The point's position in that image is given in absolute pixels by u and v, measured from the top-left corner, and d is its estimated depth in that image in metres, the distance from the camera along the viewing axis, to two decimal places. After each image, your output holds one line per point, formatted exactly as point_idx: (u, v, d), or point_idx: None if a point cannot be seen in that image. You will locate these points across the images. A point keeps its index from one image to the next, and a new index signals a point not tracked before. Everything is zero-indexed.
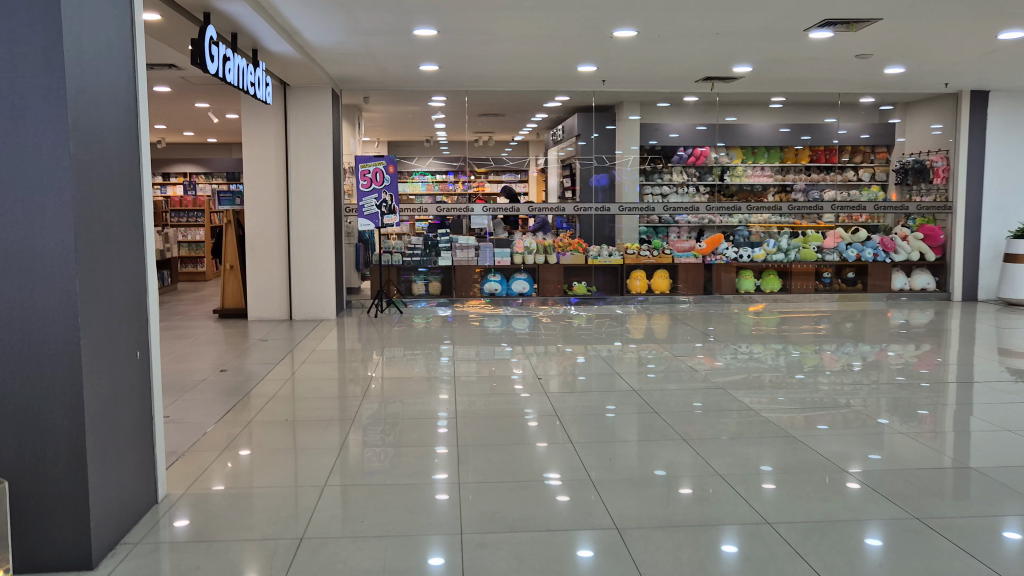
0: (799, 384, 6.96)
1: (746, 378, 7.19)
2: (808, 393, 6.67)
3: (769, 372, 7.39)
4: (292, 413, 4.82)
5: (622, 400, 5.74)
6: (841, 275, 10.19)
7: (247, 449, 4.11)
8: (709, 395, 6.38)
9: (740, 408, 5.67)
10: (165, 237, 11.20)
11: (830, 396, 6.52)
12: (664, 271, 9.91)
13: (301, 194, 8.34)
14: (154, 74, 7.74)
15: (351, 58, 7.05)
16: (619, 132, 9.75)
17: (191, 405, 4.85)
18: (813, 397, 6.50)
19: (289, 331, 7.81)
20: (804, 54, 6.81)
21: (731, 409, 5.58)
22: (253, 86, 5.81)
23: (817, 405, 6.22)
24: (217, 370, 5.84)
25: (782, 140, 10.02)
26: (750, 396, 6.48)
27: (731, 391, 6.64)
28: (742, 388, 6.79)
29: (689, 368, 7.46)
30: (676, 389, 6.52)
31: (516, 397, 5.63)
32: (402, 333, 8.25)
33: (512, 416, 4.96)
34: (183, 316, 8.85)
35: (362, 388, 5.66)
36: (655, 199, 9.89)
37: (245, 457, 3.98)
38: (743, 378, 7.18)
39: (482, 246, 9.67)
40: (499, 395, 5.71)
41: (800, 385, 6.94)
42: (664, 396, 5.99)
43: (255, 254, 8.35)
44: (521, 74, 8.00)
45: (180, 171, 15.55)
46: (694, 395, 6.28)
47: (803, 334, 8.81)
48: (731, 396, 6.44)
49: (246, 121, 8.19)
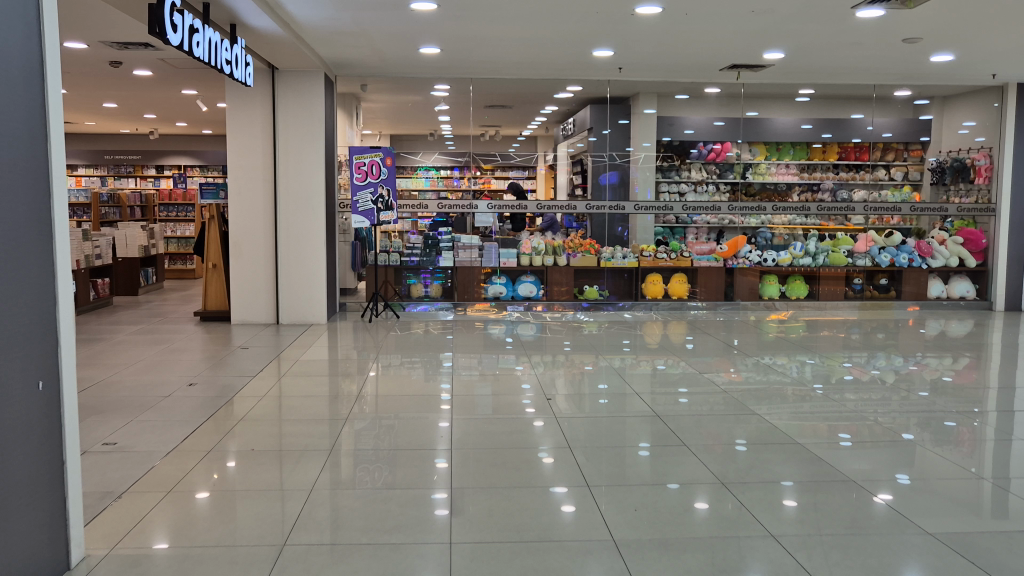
0: (831, 399, 6.31)
1: (765, 391, 6.52)
2: (838, 408, 6.01)
3: (791, 385, 6.73)
4: (254, 437, 4.14)
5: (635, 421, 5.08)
6: (873, 281, 9.50)
7: (214, 474, 3.58)
8: (728, 412, 5.70)
9: (773, 431, 4.99)
10: (151, 232, 10.50)
11: (868, 413, 5.87)
12: (682, 275, 9.31)
13: (290, 187, 7.70)
14: (131, 56, 7.10)
15: (343, 37, 6.42)
16: (633, 126, 9.08)
17: (151, 425, 4.21)
18: (846, 414, 5.80)
19: (276, 336, 7.18)
20: (845, 37, 6.15)
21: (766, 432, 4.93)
22: (228, 65, 5.18)
23: (846, 424, 5.49)
24: (187, 382, 5.20)
25: (802, 137, 9.34)
26: (780, 412, 5.81)
27: (751, 406, 5.96)
28: (762, 403, 6.11)
29: (710, 381, 6.80)
30: (699, 406, 5.87)
31: (518, 417, 4.98)
32: (398, 340, 7.60)
33: (513, 443, 4.30)
34: (163, 318, 8.21)
35: (348, 402, 5.02)
36: (671, 197, 9.22)
37: (212, 484, 3.45)
38: (766, 392, 6.50)
39: (486, 246, 9.06)
40: (498, 414, 5.04)
41: (825, 399, 6.30)
42: (689, 416, 5.34)
43: (239, 252, 7.73)
44: (530, 59, 7.35)
45: (174, 163, 14.98)
46: (716, 413, 5.60)
47: (831, 344, 8.14)
48: (749, 411, 5.78)
49: (232, 109, 7.57)
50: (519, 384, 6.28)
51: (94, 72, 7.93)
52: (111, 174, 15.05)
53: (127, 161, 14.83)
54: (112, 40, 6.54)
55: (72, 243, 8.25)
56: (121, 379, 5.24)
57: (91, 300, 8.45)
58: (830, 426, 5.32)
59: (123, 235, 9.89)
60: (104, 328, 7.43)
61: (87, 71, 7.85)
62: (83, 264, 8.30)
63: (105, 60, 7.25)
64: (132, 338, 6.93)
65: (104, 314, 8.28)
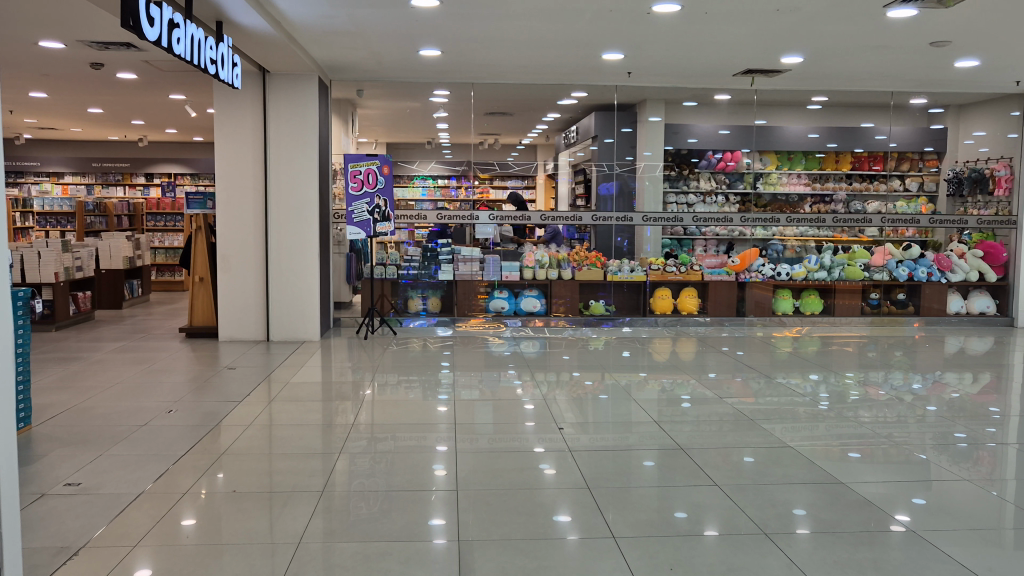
0: (851, 419, 5.93)
1: (778, 411, 6.14)
2: (859, 429, 5.63)
3: (802, 405, 6.34)
4: (235, 477, 3.72)
5: (647, 450, 4.68)
6: (891, 296, 9.16)
7: (198, 508, 3.33)
8: (741, 434, 5.31)
9: (799, 461, 4.61)
10: (136, 243, 10.08)
11: (895, 434, 5.49)
12: (692, 290, 8.95)
13: (281, 197, 7.32)
14: (113, 57, 6.72)
15: (338, 38, 6.06)
16: (638, 133, 8.70)
17: (122, 462, 3.80)
18: (870, 437, 5.41)
19: (265, 355, 6.78)
20: (869, 38, 5.81)
21: (792, 461, 4.57)
22: (212, 64, 4.80)
23: (873, 447, 5.09)
24: (165, 408, 4.79)
25: (810, 146, 8.99)
26: (801, 434, 5.40)
27: (768, 428, 5.58)
28: (777, 424, 5.72)
29: (726, 401, 6.41)
30: (717, 427, 5.49)
31: (523, 448, 4.56)
32: (395, 357, 7.21)
33: (520, 483, 3.88)
34: (147, 335, 7.79)
35: (340, 431, 4.61)
36: (679, 208, 8.85)
37: (199, 510, 3.31)
38: (781, 412, 6.11)
39: (487, 259, 8.69)
40: (500, 444, 4.64)
41: (844, 420, 5.94)
42: (707, 442, 4.96)
43: (227, 266, 7.33)
44: (534, 63, 7.00)
45: (164, 171, 14.52)
46: (732, 436, 5.22)
47: (847, 362, 7.78)
48: (769, 433, 5.39)
49: (219, 114, 7.17)
50: (520, 405, 5.88)
51: (76, 75, 7.54)
52: (99, 183, 14.64)
53: (115, 169, 14.43)
54: (91, 40, 6.15)
55: (51, 254, 7.84)
56: (94, 404, 4.82)
57: (71, 315, 8.03)
58: (857, 451, 4.93)
59: (107, 246, 9.48)
60: (83, 346, 7.02)
61: (67, 73, 7.46)
62: (62, 277, 7.89)
63: (86, 61, 6.87)
64: (112, 357, 6.52)
65: (84, 330, 7.87)
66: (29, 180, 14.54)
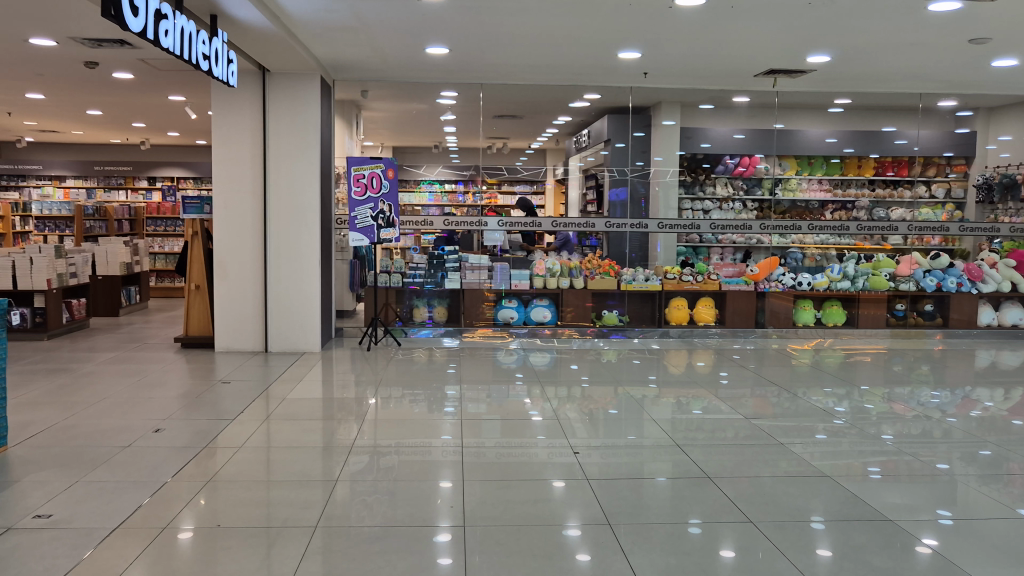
0: (879, 437, 5.57)
1: (805, 429, 5.79)
2: (886, 447, 5.29)
3: (826, 422, 5.98)
4: (220, 508, 3.38)
5: (669, 474, 4.34)
6: (917, 307, 8.80)
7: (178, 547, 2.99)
8: (768, 453, 4.95)
9: (832, 487, 4.25)
10: (135, 249, 9.80)
11: (930, 453, 5.14)
12: (709, 300, 8.61)
13: (281, 201, 7.02)
14: (107, 55, 6.43)
15: (341, 34, 5.75)
16: (653, 137, 8.39)
17: (99, 491, 3.47)
18: (899, 455, 5.07)
19: (263, 367, 6.47)
20: (904, 34, 5.48)
21: (826, 486, 4.24)
22: (205, 59, 4.49)
23: (908, 468, 4.75)
24: (152, 427, 4.46)
25: (825, 150, 8.64)
26: (831, 452, 5.06)
27: (795, 446, 5.23)
28: (806, 443, 5.37)
29: (748, 417, 6.07)
30: (741, 446, 5.15)
31: (535, 473, 4.22)
32: (399, 369, 6.89)
33: (533, 519, 3.50)
34: (141, 344, 7.48)
35: (342, 454, 4.27)
36: (695, 214, 8.51)
37: (181, 547, 2.98)
38: (807, 429, 5.76)
39: (495, 267, 8.35)
40: (510, 468, 4.30)
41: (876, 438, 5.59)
42: (733, 464, 4.62)
43: (224, 272, 7.02)
44: (547, 62, 6.68)
45: (166, 175, 14.20)
46: (757, 457, 4.84)
47: (872, 377, 7.41)
48: (794, 452, 5.04)
49: (217, 113, 6.90)
50: (529, 422, 5.54)
51: (70, 74, 7.26)
52: (102, 187, 14.38)
53: (118, 172, 14.17)
54: (83, 37, 5.85)
55: (44, 261, 7.55)
56: (77, 422, 4.50)
57: (64, 323, 7.73)
58: (892, 473, 4.59)
59: (104, 251, 9.22)
60: (76, 357, 6.71)
61: (62, 73, 7.18)
62: (55, 284, 7.59)
63: (80, 60, 6.57)
64: (103, 369, 6.21)
65: (78, 339, 7.57)
66: (31, 183, 14.31)
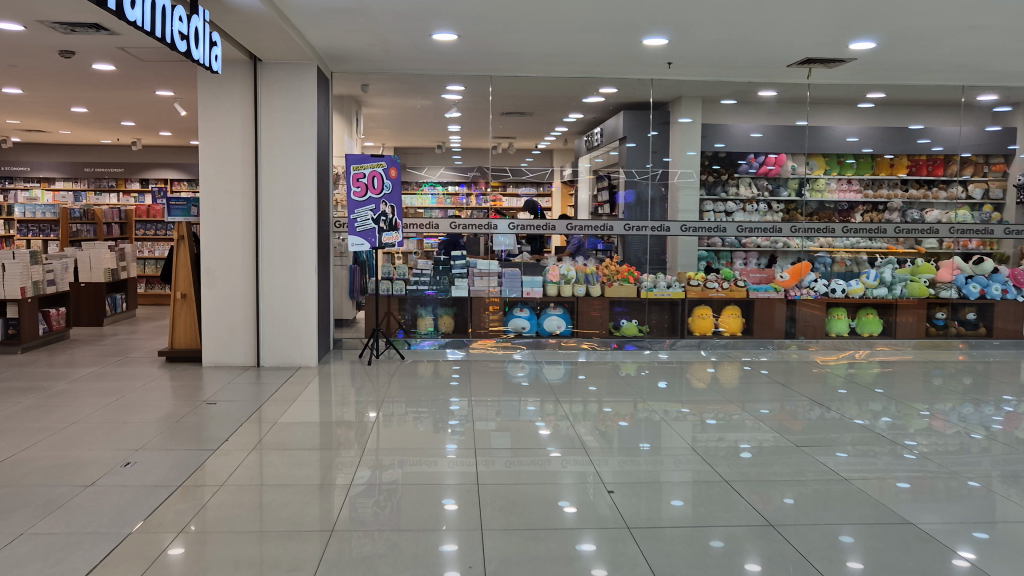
0: (910, 455, 5.00)
1: (851, 444, 5.25)
2: (933, 466, 4.75)
3: (872, 438, 5.44)
4: (196, 572, 2.80)
5: (710, 510, 3.77)
6: (959, 316, 8.27)
7: None
8: (810, 475, 4.40)
9: (891, 522, 3.68)
10: (121, 254, 9.28)
11: (993, 474, 4.58)
12: (735, 308, 8.08)
13: (275, 204, 6.48)
14: (83, 43, 5.89)
15: (340, 17, 5.23)
16: (673, 135, 7.83)
17: (45, 548, 2.91)
18: (936, 475, 4.55)
19: (255, 384, 5.93)
20: (964, 14, 4.96)
21: (894, 522, 3.67)
22: (181, 38, 3.98)
23: (954, 492, 4.20)
24: (121, 460, 3.90)
25: (847, 151, 8.08)
26: (878, 471, 4.54)
27: (846, 464, 4.68)
28: (858, 460, 4.83)
29: (785, 432, 5.53)
30: (786, 465, 4.60)
31: (553, 509, 3.65)
32: (402, 384, 6.34)
33: None
34: (124, 358, 6.93)
35: (342, 493, 3.69)
36: (718, 217, 7.96)
37: None
38: (852, 444, 5.21)
39: (505, 274, 7.83)
40: (521, 502, 3.73)
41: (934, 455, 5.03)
42: (780, 492, 4.07)
43: (212, 281, 6.48)
44: (562, 51, 6.14)
45: (160, 176, 13.73)
46: (806, 482, 4.26)
47: (911, 390, 6.84)
48: (838, 472, 4.47)
49: (205, 107, 6.34)
50: (541, 441, 4.99)
51: (45, 65, 6.70)
52: (92, 189, 13.89)
53: (109, 174, 13.68)
54: (55, 21, 5.30)
55: (18, 267, 6.97)
56: (34, 455, 3.93)
57: (41, 335, 7.19)
58: (960, 502, 4.02)
59: (87, 257, 8.77)
60: (51, 373, 6.16)
61: (37, 64, 6.63)
62: (30, 293, 7.03)
63: (56, 48, 6.04)
64: (79, 387, 5.66)
65: (56, 351, 7.02)
66: (18, 186, 13.78)
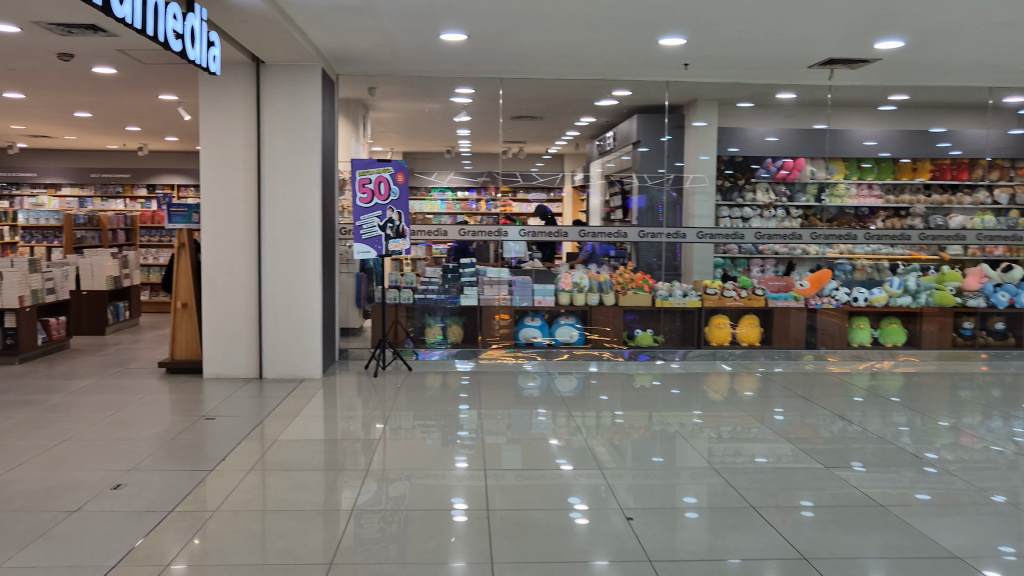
0: (942, 470, 4.75)
1: (878, 457, 5.01)
2: (968, 483, 4.50)
3: (901, 452, 5.19)
4: None
5: (735, 532, 3.54)
6: (987, 326, 8.01)
7: None
8: (836, 494, 4.15)
9: (924, 546, 3.44)
10: (123, 262, 9.12)
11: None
12: (754, 317, 7.82)
13: (277, 210, 6.29)
14: (80, 45, 5.72)
15: (345, 17, 5.03)
16: (688, 139, 7.61)
17: None
18: (972, 493, 4.31)
19: (257, 397, 5.73)
20: (998, 10, 4.72)
21: (932, 547, 3.42)
22: (176, 37, 3.79)
23: (994, 514, 3.94)
24: (111, 483, 3.70)
25: (867, 155, 7.83)
26: (908, 488, 4.28)
27: (875, 479, 4.45)
28: (888, 475, 4.58)
29: (809, 445, 5.28)
30: (812, 483, 4.35)
31: (565, 533, 3.43)
32: (410, 396, 6.12)
33: None
34: (124, 369, 6.74)
35: (343, 519, 3.47)
36: (734, 223, 7.71)
37: None
38: (881, 459, 4.95)
39: (516, 282, 7.61)
40: (529, 526, 3.51)
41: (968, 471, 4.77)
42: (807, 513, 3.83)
43: (213, 289, 6.29)
44: (575, 51, 5.92)
45: (167, 182, 13.62)
46: (832, 502, 4.02)
47: (938, 403, 6.57)
48: (866, 491, 4.22)
49: (206, 110, 6.16)
50: (553, 455, 4.77)
51: (44, 68, 6.53)
52: (99, 195, 13.72)
53: (116, 180, 13.54)
54: (50, 22, 5.12)
55: (16, 276, 6.80)
56: (20, 477, 3.74)
57: (39, 345, 7.02)
58: (1000, 523, 3.77)
59: (89, 264, 8.60)
60: (49, 385, 5.97)
61: (36, 67, 6.47)
62: (28, 302, 6.86)
63: (54, 51, 5.87)
64: (75, 400, 5.47)
65: (55, 362, 6.84)
66: (24, 192, 13.67)
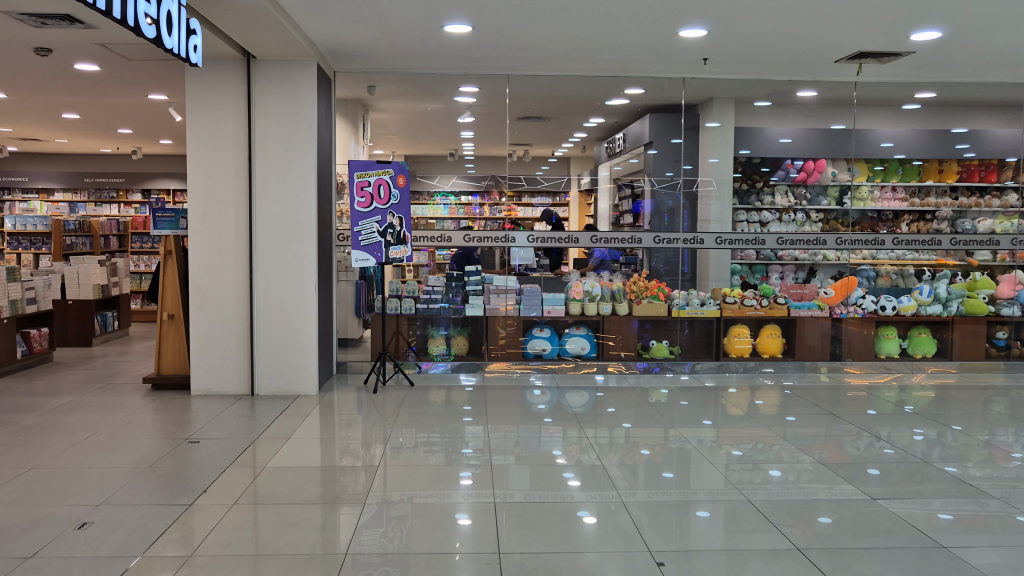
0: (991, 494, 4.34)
1: (920, 478, 4.59)
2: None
3: (943, 470, 4.78)
4: None
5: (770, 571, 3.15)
6: (1021, 335, 7.63)
7: None
8: (873, 521, 3.74)
9: None
10: (112, 269, 8.74)
11: None
12: (775, 328, 7.44)
13: (269, 216, 5.92)
14: (59, 39, 5.35)
15: (340, 6, 4.64)
16: (704, 139, 7.22)
17: None
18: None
19: (247, 416, 5.35)
20: None
21: None
22: (150, 23, 3.40)
23: None
24: (76, 520, 3.32)
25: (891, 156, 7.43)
26: (947, 513, 3.86)
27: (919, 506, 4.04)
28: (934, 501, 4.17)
29: (842, 464, 4.88)
30: (853, 509, 3.95)
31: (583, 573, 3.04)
32: (411, 412, 5.73)
33: None
34: (108, 384, 6.36)
35: (331, 560, 3.08)
36: (753, 227, 7.31)
37: None
38: (924, 479, 4.55)
39: (524, 290, 7.23)
40: (536, 564, 3.11)
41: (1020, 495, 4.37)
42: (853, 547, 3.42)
43: (201, 300, 5.91)
44: (586, 44, 5.54)
45: (161, 185, 13.26)
46: (870, 530, 3.59)
47: (974, 418, 6.16)
48: (906, 516, 3.80)
49: (194, 108, 5.79)
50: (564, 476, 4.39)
51: (23, 65, 6.17)
52: (91, 200, 13.41)
53: (109, 184, 13.19)
54: (22, 13, 4.75)
55: None
56: None
57: (19, 358, 6.65)
58: None
59: (75, 272, 8.22)
60: (26, 402, 5.60)
61: (14, 63, 6.10)
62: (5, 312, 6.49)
63: (31, 44, 5.50)
64: (52, 420, 5.09)
65: (34, 376, 6.46)
66: (16, 197, 13.28)
